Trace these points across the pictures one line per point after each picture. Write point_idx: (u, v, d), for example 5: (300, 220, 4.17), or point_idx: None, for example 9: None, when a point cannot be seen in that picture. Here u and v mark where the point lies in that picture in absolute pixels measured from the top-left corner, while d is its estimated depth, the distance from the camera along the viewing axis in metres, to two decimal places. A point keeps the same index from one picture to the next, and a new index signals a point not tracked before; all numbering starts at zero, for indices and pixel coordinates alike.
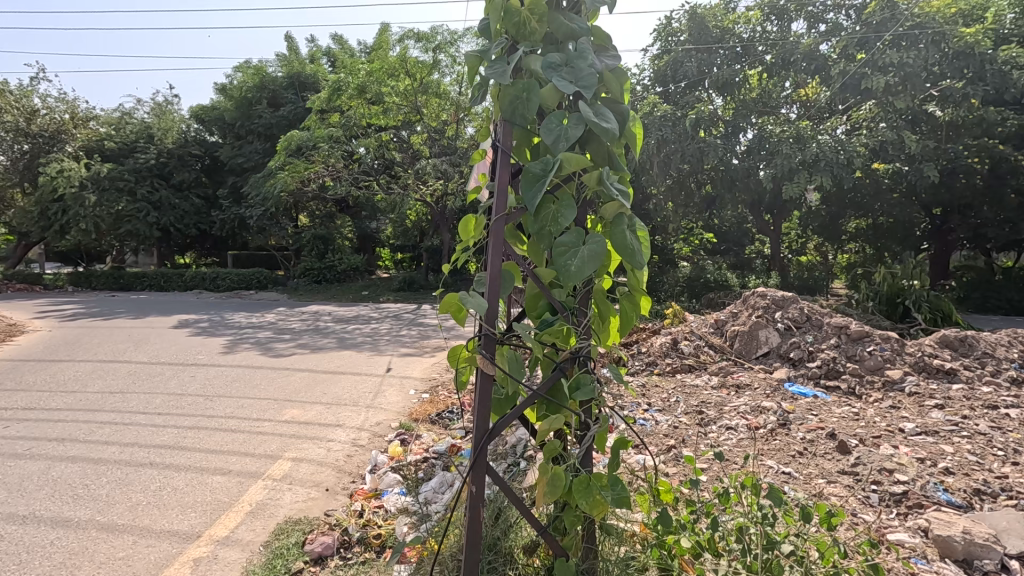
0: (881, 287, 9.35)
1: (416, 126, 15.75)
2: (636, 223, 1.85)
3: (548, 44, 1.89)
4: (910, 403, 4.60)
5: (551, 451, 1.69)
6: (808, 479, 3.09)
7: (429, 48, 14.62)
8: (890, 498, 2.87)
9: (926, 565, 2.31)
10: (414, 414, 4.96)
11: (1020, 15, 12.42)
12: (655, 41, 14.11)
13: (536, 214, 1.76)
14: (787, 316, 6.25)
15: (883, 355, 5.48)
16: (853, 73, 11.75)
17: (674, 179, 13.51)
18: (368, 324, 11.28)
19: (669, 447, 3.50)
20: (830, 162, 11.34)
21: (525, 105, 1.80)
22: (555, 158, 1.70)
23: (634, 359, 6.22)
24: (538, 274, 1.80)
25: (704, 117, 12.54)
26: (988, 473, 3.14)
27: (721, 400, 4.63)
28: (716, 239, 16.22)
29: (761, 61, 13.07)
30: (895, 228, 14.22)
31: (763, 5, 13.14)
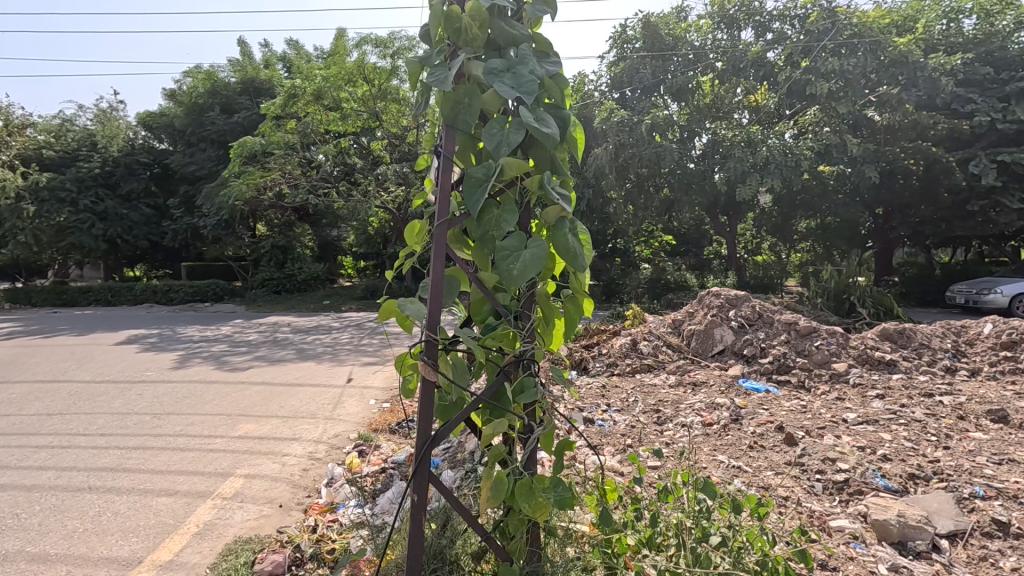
0: (829, 284, 9.76)
1: (376, 132, 15.63)
2: (578, 226, 1.87)
3: (490, 50, 1.88)
4: (854, 394, 4.82)
5: (495, 455, 1.70)
6: (757, 472, 3.19)
7: (387, 54, 14.51)
8: (833, 486, 2.99)
9: (862, 548, 2.42)
10: (373, 424, 4.88)
11: (948, 25, 13.21)
12: (611, 48, 14.33)
13: (479, 218, 1.76)
14: (740, 314, 6.45)
15: (830, 349, 5.71)
16: (798, 79, 12.31)
17: (632, 184, 13.87)
18: (329, 334, 11.05)
19: (625, 446, 3.56)
20: (779, 165, 11.87)
21: (467, 111, 1.80)
22: (496, 163, 1.71)
23: (595, 360, 6.28)
24: (481, 280, 1.80)
25: (660, 122, 12.79)
26: (921, 458, 3.31)
27: (678, 398, 4.73)
28: (675, 241, 16.80)
29: (712, 68, 13.48)
30: (843, 229, 15.23)
31: (714, 14, 13.54)
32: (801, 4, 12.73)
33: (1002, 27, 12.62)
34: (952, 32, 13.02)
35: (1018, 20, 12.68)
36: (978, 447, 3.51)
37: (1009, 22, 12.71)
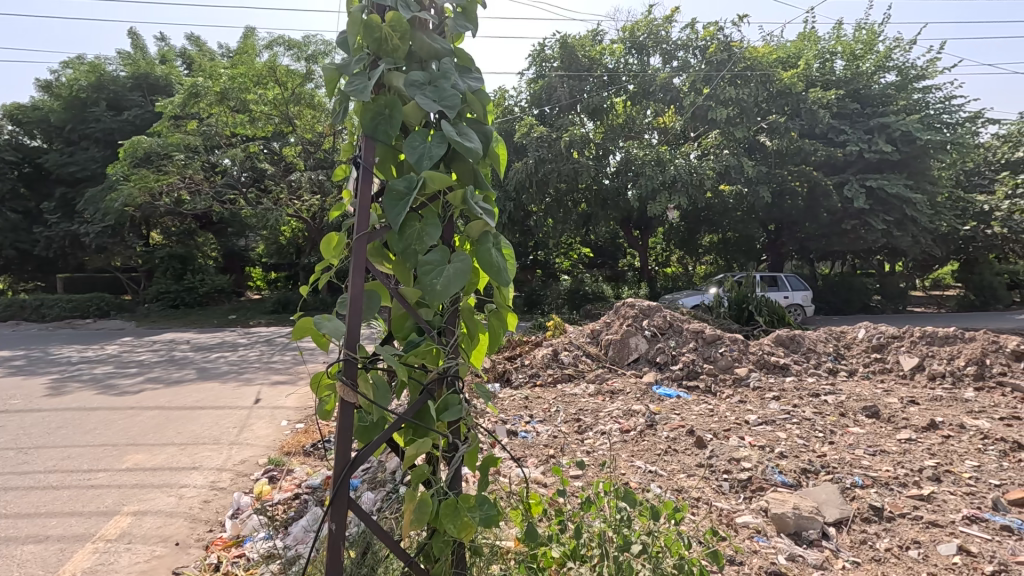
0: (730, 294, 10.53)
1: (288, 137, 14.96)
2: (501, 240, 1.86)
3: (411, 62, 1.85)
4: (754, 397, 5.24)
5: (419, 476, 1.64)
6: (672, 475, 3.37)
7: (302, 57, 13.99)
8: (738, 484, 3.21)
9: (765, 541, 2.61)
10: (284, 447, 4.59)
11: (824, 64, 14.95)
12: (530, 66, 14.73)
13: (401, 232, 1.71)
14: (652, 324, 6.80)
15: (732, 356, 6.16)
16: (701, 105, 13.35)
17: (552, 198, 14.26)
18: (234, 351, 10.27)
19: (548, 457, 3.61)
20: (686, 183, 12.80)
21: (387, 122, 1.75)
22: (418, 176, 1.67)
23: (518, 371, 6.33)
24: (403, 294, 1.74)
25: (577, 139, 13.29)
26: (812, 453, 3.65)
27: (597, 406, 4.88)
28: (592, 254, 17.53)
29: (625, 90, 14.26)
30: (740, 244, 16.55)
31: (626, 39, 14.31)
32: (702, 36, 13.81)
33: (865, 69, 14.45)
34: (827, 70, 14.72)
35: (877, 63, 14.58)
36: (857, 440, 3.94)
37: (870, 65, 14.58)
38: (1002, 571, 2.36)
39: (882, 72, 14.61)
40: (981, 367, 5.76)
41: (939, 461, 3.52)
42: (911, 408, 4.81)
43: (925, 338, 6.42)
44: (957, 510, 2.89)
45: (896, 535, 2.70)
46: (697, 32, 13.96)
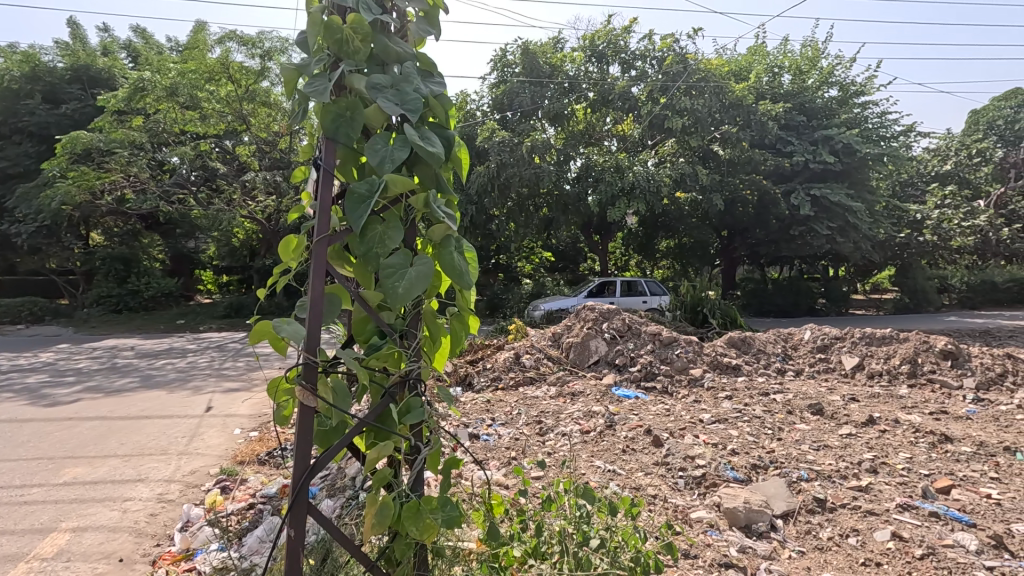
0: (686, 298, 10.89)
1: (242, 136, 14.58)
2: (463, 244, 1.88)
3: (373, 64, 1.84)
4: (708, 396, 5.44)
5: (381, 480, 1.63)
6: (630, 473, 3.46)
7: (256, 53, 13.57)
8: (692, 481, 3.33)
9: (718, 534, 2.71)
10: (238, 457, 4.44)
11: (772, 78, 15.69)
12: (492, 71, 14.82)
13: (362, 235, 1.70)
14: (612, 327, 6.94)
15: (687, 357, 6.36)
16: (658, 114, 13.80)
17: (514, 202, 14.40)
18: (183, 358, 9.84)
19: (510, 459, 3.64)
20: (644, 189, 13.16)
21: (348, 125, 1.74)
22: (380, 179, 1.67)
23: (480, 375, 6.34)
24: (365, 298, 1.73)
25: (539, 144, 13.46)
26: (761, 450, 3.82)
27: (558, 408, 4.95)
28: (554, 258, 17.73)
29: (585, 97, 14.54)
30: (695, 249, 17.08)
31: (585, 48, 14.61)
32: (659, 48, 14.25)
33: (810, 84, 15.25)
34: (776, 84, 15.45)
35: (820, 79, 15.42)
36: (802, 436, 4.14)
37: (814, 81, 15.38)
38: (930, 554, 2.54)
39: (825, 87, 15.45)
40: (914, 365, 6.16)
41: (876, 454, 3.75)
42: (851, 405, 5.09)
43: (864, 339, 6.82)
44: (891, 499, 3.09)
45: (837, 524, 2.86)
46: (655, 43, 14.39)
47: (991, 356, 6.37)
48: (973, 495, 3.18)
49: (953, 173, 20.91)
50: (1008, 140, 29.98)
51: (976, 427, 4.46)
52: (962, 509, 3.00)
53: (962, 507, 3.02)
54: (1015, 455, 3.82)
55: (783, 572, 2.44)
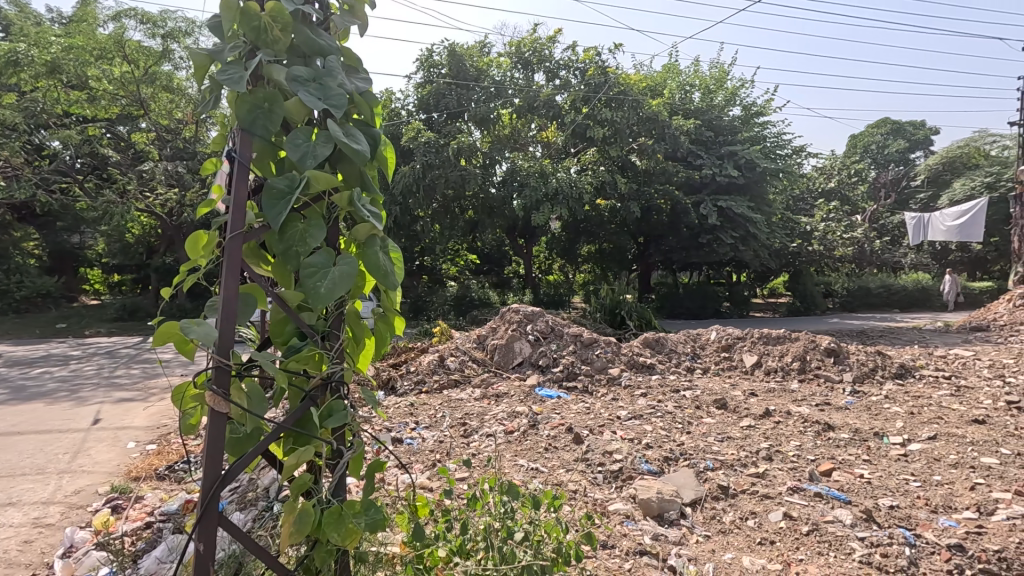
0: (605, 301, 11.39)
1: (139, 122, 13.52)
2: (388, 244, 1.85)
3: (294, 55, 1.77)
4: (625, 394, 5.71)
5: (300, 487, 1.58)
6: (552, 471, 3.55)
7: (157, 33, 12.48)
8: (610, 475, 3.48)
9: (633, 524, 2.86)
10: (132, 472, 4.06)
11: (684, 94, 16.80)
12: (418, 70, 14.60)
13: (282, 233, 1.63)
14: (535, 328, 7.07)
15: (606, 357, 6.63)
16: (580, 123, 14.32)
17: (439, 204, 14.35)
18: (64, 366, 8.81)
19: (434, 462, 3.62)
20: (567, 196, 13.61)
21: (266, 118, 1.66)
22: (301, 176, 1.61)
23: (403, 378, 6.23)
24: (284, 298, 1.65)
25: (464, 147, 13.49)
26: (673, 443, 4.06)
27: (482, 410, 4.97)
28: (479, 261, 17.66)
29: (511, 103, 14.71)
30: (614, 254, 17.81)
31: (512, 54, 14.84)
32: (582, 59, 14.73)
33: (717, 102, 16.47)
34: (688, 100, 16.55)
35: (726, 98, 16.71)
36: (708, 429, 4.47)
37: (721, 99, 16.63)
38: (814, 530, 2.84)
39: (731, 106, 16.73)
40: (803, 362, 6.80)
41: (771, 443, 4.13)
42: (751, 399, 5.56)
43: (762, 338, 7.45)
44: (783, 483, 3.41)
45: (738, 509, 3.12)
46: (578, 54, 14.86)
47: (865, 351, 7.19)
48: (849, 475, 3.59)
49: (836, 190, 23.40)
50: (879, 162, 34.09)
51: (853, 416, 5.02)
52: (841, 488, 3.38)
53: (840, 487, 3.40)
54: (883, 439, 4.36)
55: (692, 555, 2.62)
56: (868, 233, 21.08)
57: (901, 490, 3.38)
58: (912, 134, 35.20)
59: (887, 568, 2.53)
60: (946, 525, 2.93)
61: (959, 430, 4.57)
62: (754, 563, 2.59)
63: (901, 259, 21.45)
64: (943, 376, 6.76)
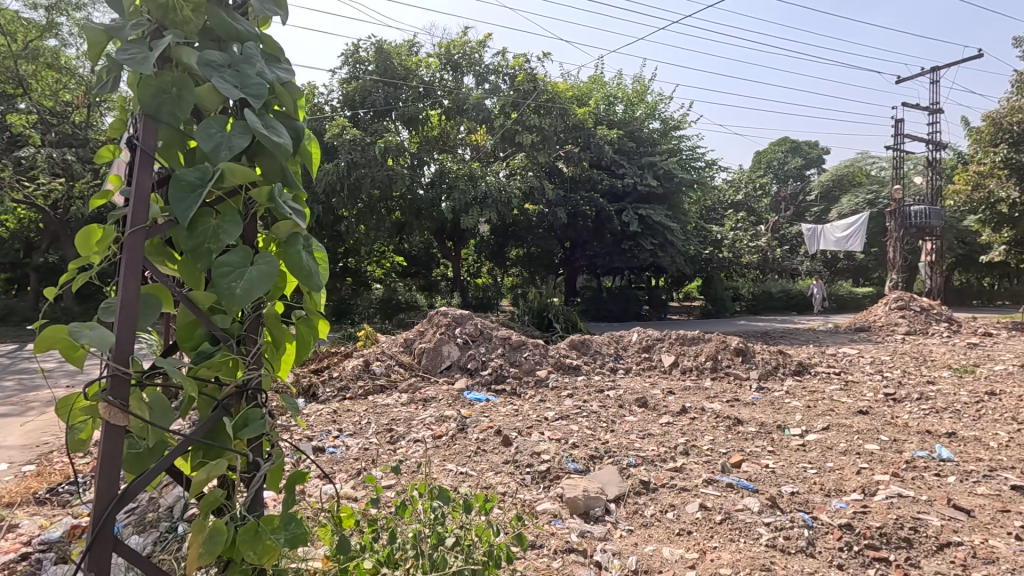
0: (533, 304, 11.55)
1: (18, 103, 12.07)
2: (312, 243, 1.76)
3: (205, 39, 1.64)
4: (553, 395, 5.82)
5: (211, 504, 1.45)
6: (480, 474, 3.54)
7: (40, 5, 11.55)
8: (538, 475, 3.52)
9: (560, 523, 2.91)
10: (3, 498, 3.57)
11: (609, 105, 17.52)
12: (343, 65, 14.15)
13: (191, 229, 1.51)
14: (464, 332, 7.04)
15: (534, 359, 6.73)
16: (509, 128, 14.48)
17: (364, 204, 13.95)
18: None
19: (359, 470, 3.48)
20: (495, 200, 13.72)
21: (174, 104, 1.53)
22: (214, 168, 1.49)
23: (325, 385, 5.97)
24: (193, 299, 1.52)
25: (391, 147, 13.20)
26: (598, 442, 4.18)
27: (409, 415, 4.87)
28: (406, 263, 17.27)
29: (439, 104, 14.63)
30: (541, 257, 18.11)
31: (441, 55, 14.75)
32: (511, 65, 14.89)
33: (638, 115, 17.33)
34: (611, 111, 17.27)
35: (646, 111, 17.64)
36: (631, 427, 4.65)
37: (641, 112, 17.56)
38: (726, 518, 3.02)
39: (650, 119, 17.67)
40: (715, 361, 7.25)
41: (687, 438, 4.37)
42: (669, 397, 5.86)
43: (679, 339, 7.88)
44: (699, 476, 3.61)
45: (659, 502, 3.26)
46: (507, 60, 15.02)
47: (769, 351, 7.80)
48: (757, 466, 3.87)
49: (744, 202, 25.32)
50: (780, 177, 37.39)
51: (759, 411, 5.43)
52: (749, 478, 3.64)
53: (748, 477, 3.65)
54: (785, 431, 4.74)
55: (616, 550, 2.70)
56: (770, 242, 23.00)
57: (801, 477, 3.69)
58: (807, 152, 38.90)
59: (789, 549, 2.75)
60: (838, 507, 3.23)
61: (847, 420, 5.07)
62: (673, 553, 2.71)
63: (798, 266, 23.59)
64: (834, 372, 7.49)
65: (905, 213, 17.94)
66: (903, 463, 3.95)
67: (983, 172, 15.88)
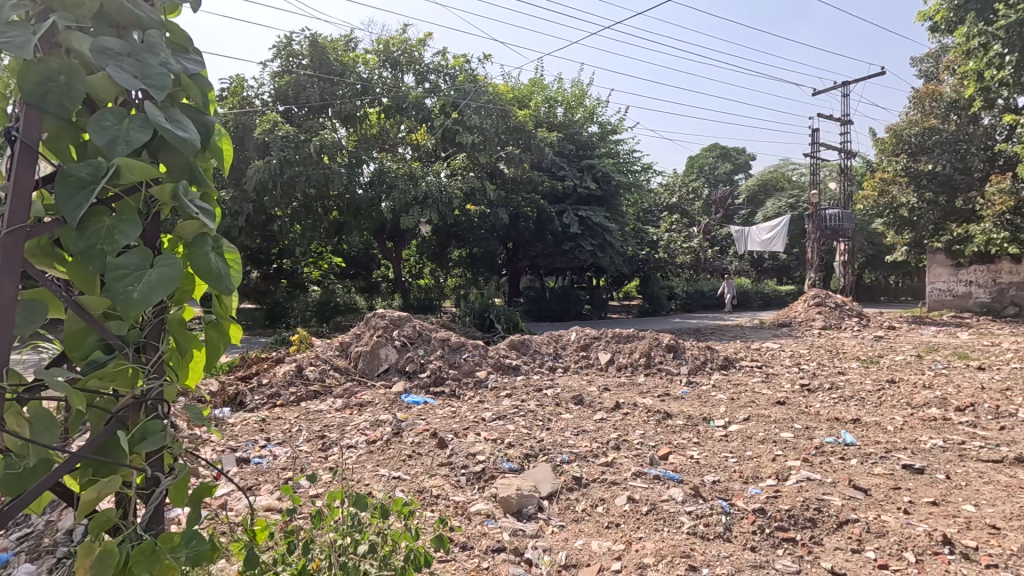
0: (475, 304, 11.55)
1: None
2: (221, 244, 1.66)
3: (102, 24, 1.51)
4: (491, 395, 5.85)
5: (103, 523, 1.35)
6: (414, 477, 3.49)
7: None
8: (473, 476, 3.52)
9: (493, 523, 2.92)
10: None
11: (549, 108, 17.84)
12: (275, 58, 13.58)
13: (81, 229, 1.40)
14: (403, 334, 6.93)
15: (473, 360, 6.72)
16: (449, 127, 14.41)
17: (300, 203, 13.45)
18: None
19: (283, 480, 3.35)
20: (436, 200, 13.63)
21: (62, 92, 1.39)
22: (109, 164, 1.38)
23: (253, 393, 5.70)
24: (83, 305, 1.40)
25: (328, 144, 12.81)
26: (533, 440, 4.23)
27: (343, 420, 4.73)
28: (344, 264, 16.75)
29: (378, 102, 14.35)
30: (483, 258, 18.12)
31: (379, 52, 14.49)
32: (451, 65, 14.86)
33: (577, 119, 17.74)
34: (551, 114, 17.58)
35: (584, 115, 18.09)
36: (566, 424, 4.74)
37: (580, 116, 17.99)
38: (652, 509, 3.14)
39: (589, 123, 18.10)
40: (649, 357, 7.52)
41: (620, 433, 4.50)
42: (604, 393, 6.03)
43: (615, 338, 8.12)
44: (628, 469, 3.73)
45: (590, 497, 3.35)
46: (447, 60, 14.96)
47: (698, 347, 8.16)
48: (682, 457, 4.05)
49: (678, 205, 26.43)
50: (711, 181, 39.37)
51: (687, 404, 5.68)
52: (675, 469, 3.80)
53: (674, 468, 3.82)
54: (710, 423, 4.99)
55: (547, 546, 2.75)
56: (702, 243, 24.11)
57: (723, 466, 3.90)
58: (736, 158, 41.14)
59: (708, 536, 2.90)
60: (753, 493, 3.43)
61: (766, 411, 5.40)
62: (601, 546, 2.79)
63: (728, 265, 24.86)
64: (756, 365, 7.95)
65: (821, 216, 19.36)
66: (813, 449, 4.26)
67: (887, 179, 17.42)
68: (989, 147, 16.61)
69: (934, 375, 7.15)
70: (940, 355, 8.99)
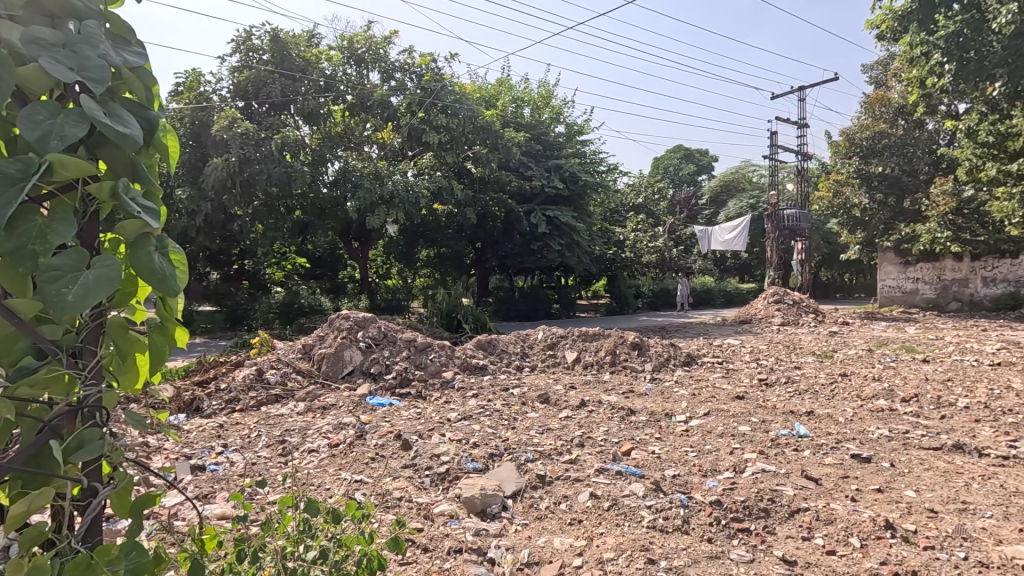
0: (443, 305, 11.49)
1: None
2: (166, 244, 1.60)
3: (34, 13, 1.43)
4: (457, 396, 5.83)
5: (35, 537, 1.28)
6: (377, 480, 3.45)
7: None
8: (438, 477, 3.49)
9: (456, 523, 2.91)
10: None
11: (515, 108, 17.89)
12: (234, 52, 13.19)
13: (10, 228, 1.32)
14: (368, 335, 6.83)
15: (440, 360, 6.68)
16: (415, 126, 14.31)
17: (261, 202, 13.10)
18: None
19: (239, 488, 3.26)
20: (402, 200, 13.50)
21: None
22: (41, 160, 1.31)
23: (211, 398, 5.53)
24: (12, 308, 1.33)
25: (290, 142, 12.54)
26: (498, 439, 4.24)
27: (305, 424, 4.63)
28: (308, 264, 16.39)
29: (342, 99, 14.12)
30: (451, 258, 18.01)
31: (344, 49, 14.25)
32: (418, 63, 14.74)
33: (544, 119, 17.85)
34: (518, 114, 17.64)
35: (551, 116, 18.21)
36: (532, 423, 4.77)
37: (547, 116, 18.12)
38: (613, 504, 3.19)
39: (556, 123, 18.24)
40: (614, 355, 7.62)
41: (584, 431, 4.55)
42: (570, 392, 6.09)
43: (581, 336, 8.21)
44: (592, 466, 3.77)
45: (553, 494, 3.37)
46: (414, 59, 14.83)
47: (662, 344, 8.32)
48: (645, 453, 4.12)
49: (643, 205, 26.87)
50: (675, 182, 40.20)
51: (650, 401, 5.79)
52: (637, 465, 3.86)
53: (637, 463, 3.89)
54: (672, 419, 5.10)
55: (509, 545, 2.76)
56: (667, 242, 24.59)
57: (683, 460, 3.99)
58: (699, 159, 42.14)
59: (667, 528, 2.96)
60: (711, 486, 3.53)
61: (725, 405, 5.55)
62: (563, 542, 2.82)
63: (692, 264, 25.41)
64: (717, 361, 8.16)
65: (780, 216, 20.02)
66: (768, 441, 4.41)
67: (841, 181, 18.27)
68: (933, 150, 17.52)
69: (882, 368, 7.50)
70: (889, 349, 9.42)
